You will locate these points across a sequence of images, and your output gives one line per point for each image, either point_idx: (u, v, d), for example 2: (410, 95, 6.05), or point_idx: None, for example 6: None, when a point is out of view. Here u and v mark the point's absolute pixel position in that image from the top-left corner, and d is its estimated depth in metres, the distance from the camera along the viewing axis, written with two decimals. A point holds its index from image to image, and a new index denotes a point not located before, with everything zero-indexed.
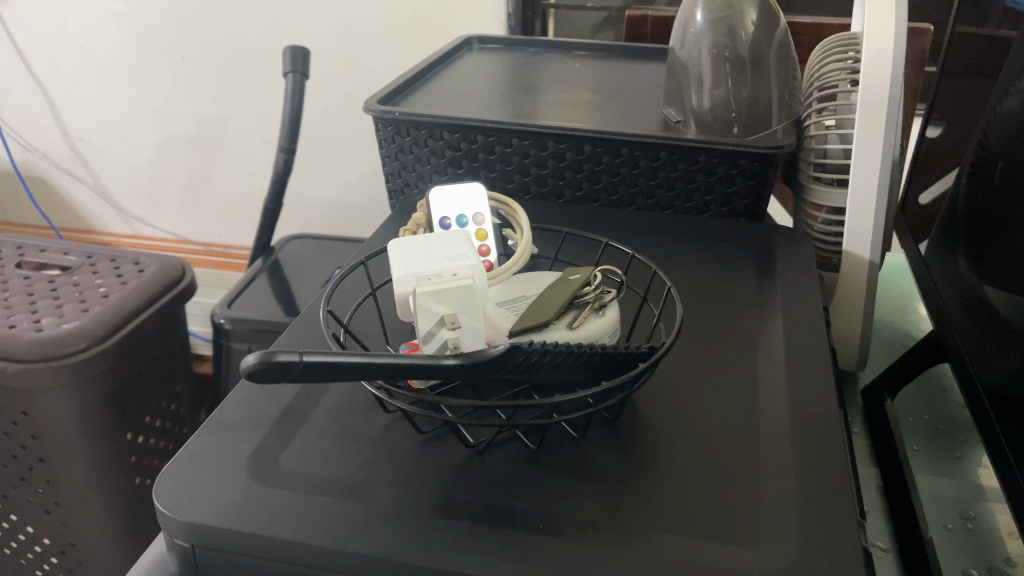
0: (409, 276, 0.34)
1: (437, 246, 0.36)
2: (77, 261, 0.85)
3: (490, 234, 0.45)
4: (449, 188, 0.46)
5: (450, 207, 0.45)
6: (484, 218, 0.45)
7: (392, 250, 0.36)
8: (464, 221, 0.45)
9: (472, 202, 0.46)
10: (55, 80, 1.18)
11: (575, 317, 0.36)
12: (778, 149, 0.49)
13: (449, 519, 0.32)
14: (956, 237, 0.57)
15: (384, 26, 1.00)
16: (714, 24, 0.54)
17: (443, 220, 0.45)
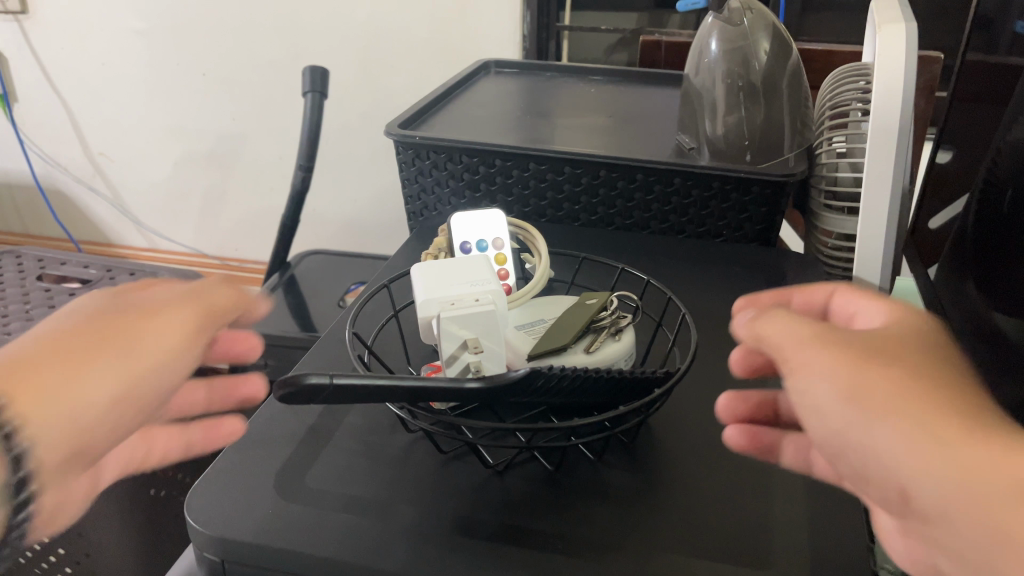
0: (433, 303, 0.36)
1: (459, 271, 0.37)
2: (98, 274, 0.87)
3: (508, 257, 0.46)
4: (470, 213, 0.47)
5: (471, 232, 0.47)
6: (503, 243, 0.47)
7: (415, 274, 0.37)
8: (484, 246, 0.47)
9: (492, 227, 0.47)
10: (77, 95, 1.20)
11: (591, 341, 0.38)
12: (790, 176, 0.50)
13: (467, 536, 0.33)
14: (967, 263, 0.58)
15: (402, 46, 1.02)
16: (727, 54, 0.55)
17: (464, 244, 0.46)
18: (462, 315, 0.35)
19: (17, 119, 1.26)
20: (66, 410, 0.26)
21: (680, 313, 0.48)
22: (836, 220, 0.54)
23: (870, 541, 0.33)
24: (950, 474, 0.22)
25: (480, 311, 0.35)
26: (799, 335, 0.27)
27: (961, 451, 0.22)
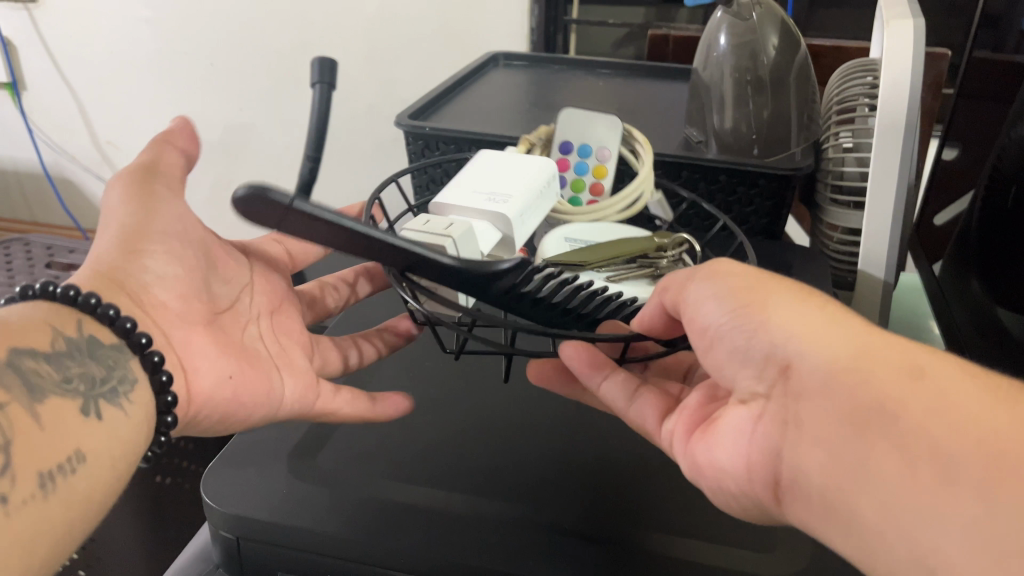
0: (451, 200, 0.44)
1: (511, 177, 0.46)
2: None
3: (608, 173, 0.52)
4: (579, 117, 0.53)
5: (577, 135, 0.53)
6: (607, 156, 0.52)
7: (480, 161, 0.48)
8: (589, 149, 0.53)
9: (594, 134, 0.53)
10: (85, 85, 1.21)
11: (624, 272, 0.44)
12: (796, 171, 0.50)
13: (471, 510, 0.36)
14: (970, 258, 0.58)
15: (409, 38, 1.02)
16: (736, 49, 0.55)
17: (567, 144, 0.53)
18: (458, 217, 0.43)
19: (26, 108, 1.26)
20: (142, 308, 0.40)
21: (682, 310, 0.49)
22: (843, 214, 0.54)
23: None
24: (861, 394, 0.28)
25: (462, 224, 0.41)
26: (741, 281, 0.33)
27: (892, 381, 0.28)
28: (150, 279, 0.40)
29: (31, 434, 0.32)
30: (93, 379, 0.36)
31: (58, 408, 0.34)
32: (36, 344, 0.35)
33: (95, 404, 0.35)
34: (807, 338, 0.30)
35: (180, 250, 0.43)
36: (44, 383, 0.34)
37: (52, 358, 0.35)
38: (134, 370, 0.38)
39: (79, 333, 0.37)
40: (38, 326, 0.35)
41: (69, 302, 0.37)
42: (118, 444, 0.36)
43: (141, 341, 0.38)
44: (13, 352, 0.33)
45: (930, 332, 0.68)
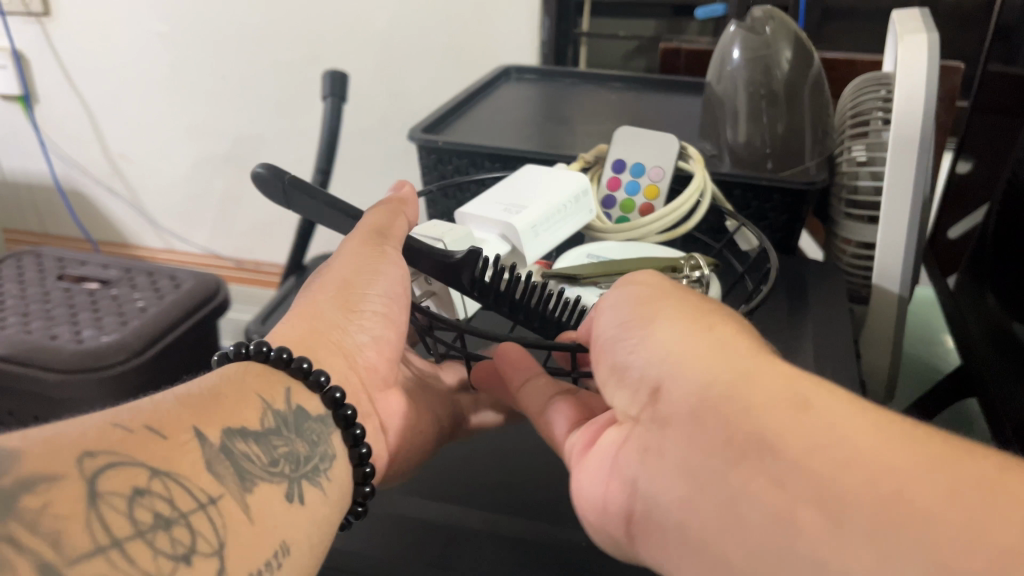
0: (475, 208, 0.48)
1: (539, 188, 0.49)
2: (117, 274, 0.89)
3: (659, 193, 0.52)
4: (638, 135, 0.53)
5: (633, 153, 0.53)
6: (659, 177, 0.52)
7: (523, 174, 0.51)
8: (642, 169, 0.53)
9: (646, 151, 0.53)
10: (97, 97, 1.21)
11: None
12: (811, 184, 0.50)
13: (500, 525, 0.37)
14: (985, 273, 0.58)
15: (419, 51, 1.02)
16: (749, 63, 0.55)
17: (622, 161, 0.53)
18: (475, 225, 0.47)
19: (39, 120, 1.27)
20: (345, 357, 0.40)
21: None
22: (856, 228, 0.54)
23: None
24: (730, 422, 0.25)
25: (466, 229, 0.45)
26: (644, 295, 0.32)
27: (778, 410, 0.24)
28: (363, 341, 0.41)
29: (243, 527, 0.30)
30: (298, 458, 0.34)
31: (267, 494, 0.32)
32: (245, 422, 0.33)
33: (299, 486, 0.33)
34: (678, 355, 0.28)
35: (393, 308, 0.42)
36: (254, 468, 0.32)
37: (262, 438, 0.33)
38: (335, 444, 0.37)
39: (286, 404, 0.36)
40: (248, 402, 0.34)
41: (282, 363, 0.36)
42: (320, 529, 0.33)
43: (345, 412, 0.37)
44: (224, 434, 0.32)
45: (944, 346, 0.68)
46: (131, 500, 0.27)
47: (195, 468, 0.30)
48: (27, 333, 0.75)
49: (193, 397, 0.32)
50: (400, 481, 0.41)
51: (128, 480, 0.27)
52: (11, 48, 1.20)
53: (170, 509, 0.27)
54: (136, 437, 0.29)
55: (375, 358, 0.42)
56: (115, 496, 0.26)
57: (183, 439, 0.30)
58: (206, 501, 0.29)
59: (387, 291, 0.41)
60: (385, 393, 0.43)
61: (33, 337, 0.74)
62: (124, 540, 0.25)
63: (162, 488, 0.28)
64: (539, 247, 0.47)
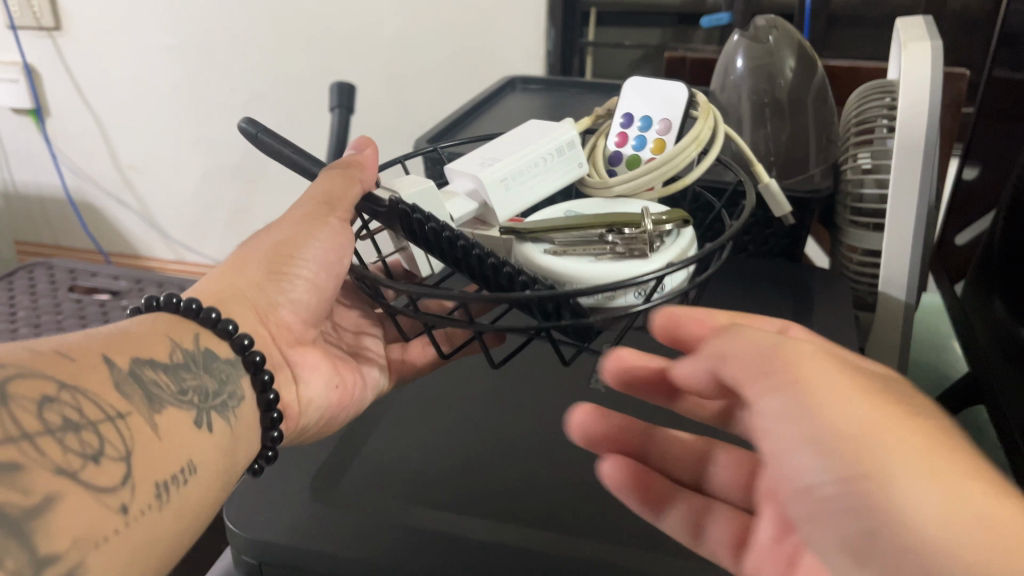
0: (459, 162, 0.46)
1: (520, 143, 0.46)
2: (128, 286, 0.91)
3: (665, 144, 0.48)
4: (643, 85, 0.50)
5: (639, 106, 0.50)
6: (666, 129, 0.48)
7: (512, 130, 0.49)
8: (650, 123, 0.49)
9: (656, 103, 0.49)
10: (108, 111, 1.22)
11: (574, 251, 0.39)
12: (815, 193, 0.50)
13: (500, 535, 0.35)
14: (993, 280, 0.58)
15: (425, 62, 1.03)
16: (753, 72, 0.56)
17: (627, 114, 0.50)
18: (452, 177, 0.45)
19: (50, 134, 1.28)
20: (259, 316, 0.42)
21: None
22: (862, 236, 0.54)
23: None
24: (958, 533, 0.21)
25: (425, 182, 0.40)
26: (750, 357, 0.27)
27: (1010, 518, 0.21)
28: (279, 301, 0.43)
29: (152, 442, 0.30)
30: (207, 391, 0.35)
31: (175, 417, 0.32)
32: (155, 354, 0.33)
33: (208, 416, 0.34)
34: (937, 508, 0.22)
35: (324, 272, 0.43)
36: (164, 393, 0.32)
37: (172, 369, 0.34)
38: (244, 387, 0.37)
39: (194, 345, 0.36)
40: (157, 338, 0.34)
41: (191, 314, 0.37)
42: (226, 459, 0.34)
43: (255, 358, 0.38)
44: (133, 361, 0.32)
45: (953, 353, 0.67)
46: (40, 405, 0.27)
47: (102, 388, 0.30)
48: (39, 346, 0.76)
49: (102, 334, 0.33)
50: (406, 483, 0.39)
51: (37, 387, 0.28)
52: (22, 63, 1.21)
53: (78, 416, 0.28)
54: (46, 357, 0.29)
55: (291, 317, 0.44)
56: (24, 400, 0.27)
57: (92, 363, 0.31)
58: (113, 414, 0.29)
59: (320, 257, 0.43)
60: (300, 349, 0.45)
61: None
62: (36, 435, 0.26)
63: (70, 398, 0.28)
64: (515, 205, 0.44)
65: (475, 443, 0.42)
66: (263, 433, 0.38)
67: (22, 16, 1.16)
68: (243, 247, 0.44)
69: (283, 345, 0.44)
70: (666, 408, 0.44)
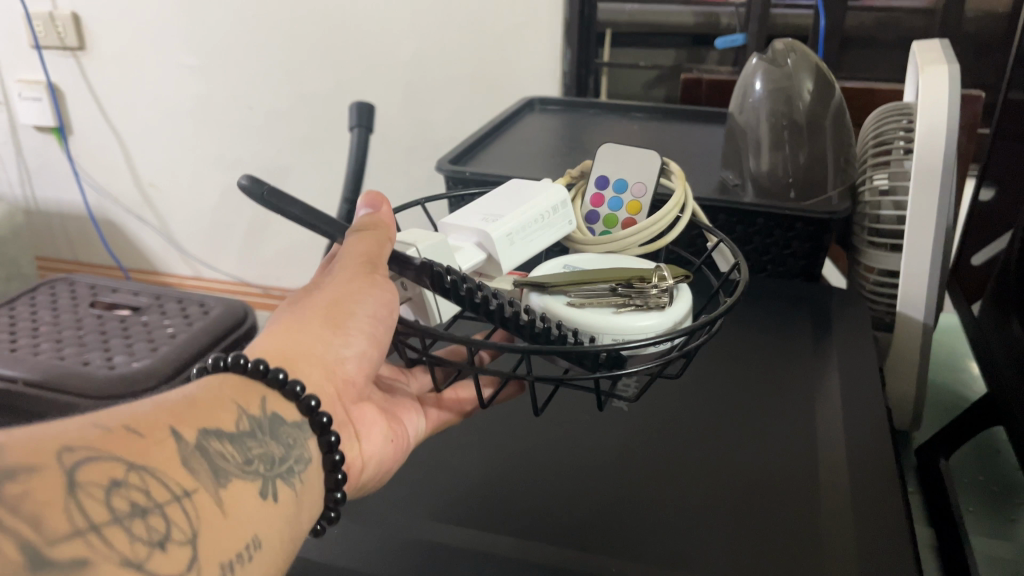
0: (454, 218, 0.44)
1: (512, 201, 0.46)
2: (148, 302, 0.92)
3: (642, 208, 0.49)
4: (618, 149, 0.50)
5: (615, 169, 0.50)
6: (642, 193, 0.49)
7: (498, 188, 0.48)
8: (626, 185, 0.50)
9: (631, 165, 0.50)
10: (130, 129, 1.24)
11: (587, 301, 0.39)
12: (834, 215, 0.51)
13: (526, 551, 0.36)
14: (1011, 300, 0.58)
15: (444, 83, 1.04)
16: (772, 94, 0.57)
17: (603, 178, 0.50)
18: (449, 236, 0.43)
19: (73, 152, 1.30)
20: (326, 372, 0.38)
21: (714, 361, 0.50)
22: (880, 257, 0.54)
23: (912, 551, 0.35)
24: None
25: (439, 236, 0.41)
26: None
27: None
28: (346, 353, 0.39)
29: (218, 522, 0.28)
30: (273, 458, 0.33)
31: (241, 492, 0.30)
32: (221, 423, 0.31)
33: (273, 485, 0.32)
34: None
35: (380, 328, 0.39)
36: (230, 465, 0.30)
37: (237, 438, 0.31)
38: (310, 448, 0.35)
39: (260, 410, 0.34)
40: (223, 405, 0.32)
41: (258, 376, 0.34)
42: (292, 530, 0.32)
43: (322, 420, 0.35)
44: (201, 433, 0.30)
45: (969, 374, 0.67)
46: (109, 489, 0.25)
47: (168, 462, 0.28)
48: (61, 359, 0.77)
49: (167, 401, 0.31)
50: (435, 501, 0.40)
51: (106, 471, 0.25)
52: (46, 81, 1.23)
53: (145, 499, 0.26)
54: (115, 435, 0.27)
55: (355, 371, 0.40)
56: (92, 486, 0.24)
57: (159, 438, 0.28)
58: (180, 493, 0.27)
59: (374, 314, 0.38)
60: (360, 405, 0.42)
61: (65, 363, 0.76)
62: (102, 526, 0.24)
63: (138, 479, 0.26)
64: (516, 260, 0.43)
65: (501, 462, 0.42)
66: (325, 495, 0.36)
67: (47, 35, 1.19)
68: (290, 306, 0.41)
69: (346, 402, 0.40)
70: (737, 462, 0.41)
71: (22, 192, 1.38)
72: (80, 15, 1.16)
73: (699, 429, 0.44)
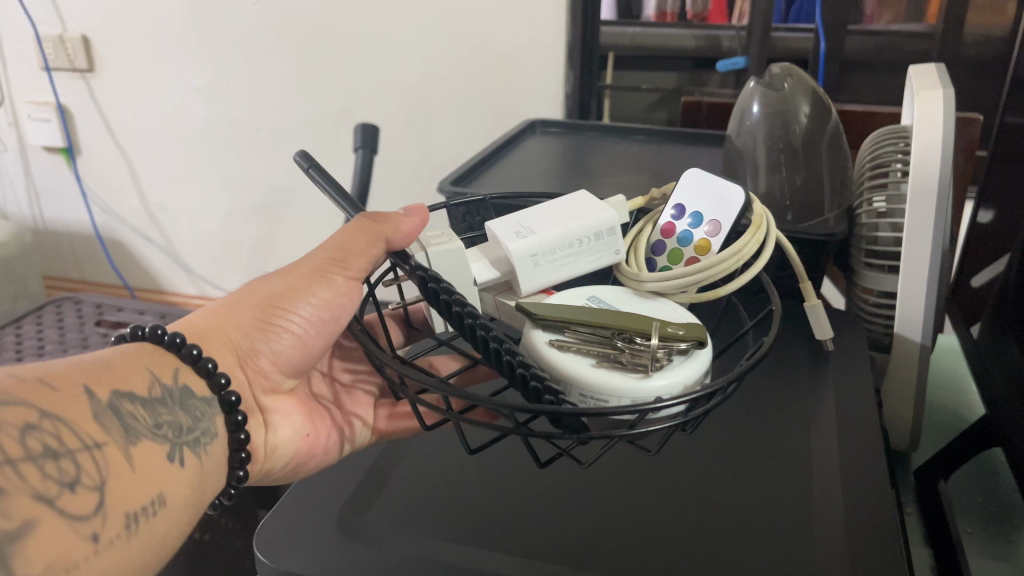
0: (501, 221, 0.44)
1: (558, 215, 0.44)
2: (151, 320, 0.93)
3: (712, 247, 0.44)
4: (704, 177, 0.46)
5: (696, 199, 0.46)
6: (716, 231, 0.44)
7: (562, 198, 0.46)
8: (701, 219, 0.46)
9: (709, 199, 0.46)
10: (138, 150, 1.26)
11: (574, 347, 0.37)
12: (830, 237, 0.51)
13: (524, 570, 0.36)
14: (1008, 322, 0.58)
15: (448, 105, 1.05)
16: (768, 117, 0.58)
17: (681, 206, 0.47)
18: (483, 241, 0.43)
19: (81, 173, 1.32)
20: (241, 360, 0.43)
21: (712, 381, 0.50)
22: (878, 279, 0.55)
23: (907, 573, 0.35)
24: None
25: (458, 243, 0.41)
26: None
27: None
28: (270, 348, 0.44)
29: (125, 476, 0.32)
30: (181, 427, 0.36)
31: (150, 453, 0.34)
32: (135, 388, 0.35)
33: (179, 450, 0.35)
34: None
35: (314, 330, 0.45)
36: (140, 426, 0.34)
37: (149, 403, 0.35)
38: (216, 424, 0.39)
39: (173, 381, 0.37)
40: (138, 371, 0.36)
41: (173, 348, 0.38)
42: (194, 492, 0.36)
43: (230, 398, 0.39)
44: (114, 394, 0.34)
45: (970, 396, 0.67)
46: (22, 431, 0.29)
47: (80, 417, 0.32)
48: None
49: (85, 364, 0.34)
50: (430, 520, 0.40)
51: (19, 415, 0.29)
52: (56, 103, 1.25)
53: (57, 444, 0.30)
54: (30, 385, 0.31)
55: (270, 365, 0.45)
56: (8, 426, 0.29)
57: (73, 394, 0.32)
58: (91, 444, 0.31)
59: (311, 315, 0.44)
60: (273, 395, 0.47)
61: None
62: (18, 461, 0.28)
63: (51, 426, 0.30)
64: (541, 279, 0.43)
65: (498, 480, 0.43)
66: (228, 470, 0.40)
67: (57, 58, 1.20)
68: (249, 285, 0.46)
69: (256, 391, 0.45)
70: (710, 475, 0.42)
71: (30, 212, 1.39)
72: (90, 37, 1.18)
73: (700, 450, 0.44)
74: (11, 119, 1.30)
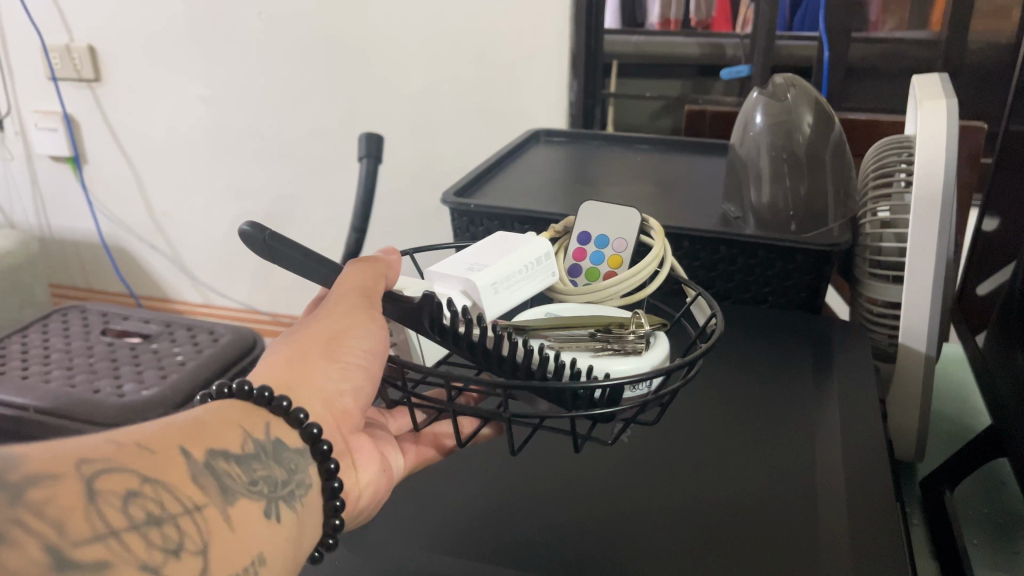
0: (441, 265, 0.44)
1: (496, 249, 0.45)
2: (157, 329, 0.93)
3: (623, 261, 0.49)
4: (600, 208, 0.51)
5: (596, 225, 0.51)
6: (623, 247, 0.49)
7: (482, 240, 0.47)
8: (606, 240, 0.50)
9: (613, 221, 0.50)
10: (143, 158, 1.26)
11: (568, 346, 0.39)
12: (833, 246, 0.52)
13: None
14: (1014, 334, 0.58)
15: (453, 114, 1.06)
16: (772, 127, 0.57)
17: (585, 234, 0.50)
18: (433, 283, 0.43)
19: (87, 182, 1.32)
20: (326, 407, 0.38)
21: (712, 395, 0.50)
22: (881, 289, 0.55)
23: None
24: None
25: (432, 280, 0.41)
26: None
27: None
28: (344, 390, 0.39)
29: (226, 539, 0.28)
30: (276, 481, 0.32)
31: (248, 512, 0.30)
32: (228, 445, 0.32)
33: (276, 506, 0.32)
34: None
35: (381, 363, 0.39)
36: (236, 485, 0.30)
37: (243, 459, 0.32)
38: (312, 475, 0.35)
39: (265, 435, 0.34)
40: (228, 428, 0.32)
41: (262, 403, 0.34)
42: (294, 550, 0.32)
43: (323, 447, 0.35)
44: (209, 452, 0.30)
45: (975, 406, 0.67)
46: (125, 500, 0.26)
47: (178, 479, 0.28)
48: (70, 386, 0.78)
49: (173, 422, 0.31)
50: (431, 535, 0.40)
51: (121, 483, 0.26)
52: (63, 112, 1.26)
53: (159, 509, 0.27)
54: (128, 450, 0.28)
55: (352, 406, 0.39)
56: (110, 495, 0.25)
57: (169, 455, 0.29)
58: (192, 507, 0.28)
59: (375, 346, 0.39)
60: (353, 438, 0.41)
61: (76, 391, 0.77)
62: (121, 531, 0.25)
63: (153, 491, 0.27)
64: (501, 306, 0.43)
65: (495, 490, 0.43)
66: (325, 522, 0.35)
67: (63, 67, 1.21)
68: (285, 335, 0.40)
69: (347, 431, 0.40)
70: (708, 484, 0.42)
71: (37, 220, 1.40)
72: (96, 48, 1.19)
73: (706, 463, 0.44)
74: (17, 127, 1.30)
